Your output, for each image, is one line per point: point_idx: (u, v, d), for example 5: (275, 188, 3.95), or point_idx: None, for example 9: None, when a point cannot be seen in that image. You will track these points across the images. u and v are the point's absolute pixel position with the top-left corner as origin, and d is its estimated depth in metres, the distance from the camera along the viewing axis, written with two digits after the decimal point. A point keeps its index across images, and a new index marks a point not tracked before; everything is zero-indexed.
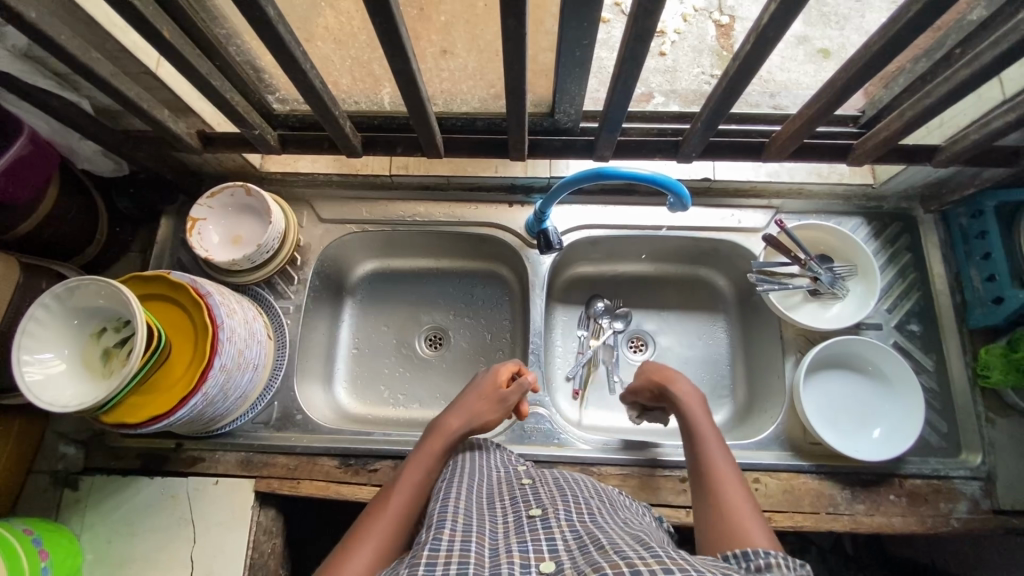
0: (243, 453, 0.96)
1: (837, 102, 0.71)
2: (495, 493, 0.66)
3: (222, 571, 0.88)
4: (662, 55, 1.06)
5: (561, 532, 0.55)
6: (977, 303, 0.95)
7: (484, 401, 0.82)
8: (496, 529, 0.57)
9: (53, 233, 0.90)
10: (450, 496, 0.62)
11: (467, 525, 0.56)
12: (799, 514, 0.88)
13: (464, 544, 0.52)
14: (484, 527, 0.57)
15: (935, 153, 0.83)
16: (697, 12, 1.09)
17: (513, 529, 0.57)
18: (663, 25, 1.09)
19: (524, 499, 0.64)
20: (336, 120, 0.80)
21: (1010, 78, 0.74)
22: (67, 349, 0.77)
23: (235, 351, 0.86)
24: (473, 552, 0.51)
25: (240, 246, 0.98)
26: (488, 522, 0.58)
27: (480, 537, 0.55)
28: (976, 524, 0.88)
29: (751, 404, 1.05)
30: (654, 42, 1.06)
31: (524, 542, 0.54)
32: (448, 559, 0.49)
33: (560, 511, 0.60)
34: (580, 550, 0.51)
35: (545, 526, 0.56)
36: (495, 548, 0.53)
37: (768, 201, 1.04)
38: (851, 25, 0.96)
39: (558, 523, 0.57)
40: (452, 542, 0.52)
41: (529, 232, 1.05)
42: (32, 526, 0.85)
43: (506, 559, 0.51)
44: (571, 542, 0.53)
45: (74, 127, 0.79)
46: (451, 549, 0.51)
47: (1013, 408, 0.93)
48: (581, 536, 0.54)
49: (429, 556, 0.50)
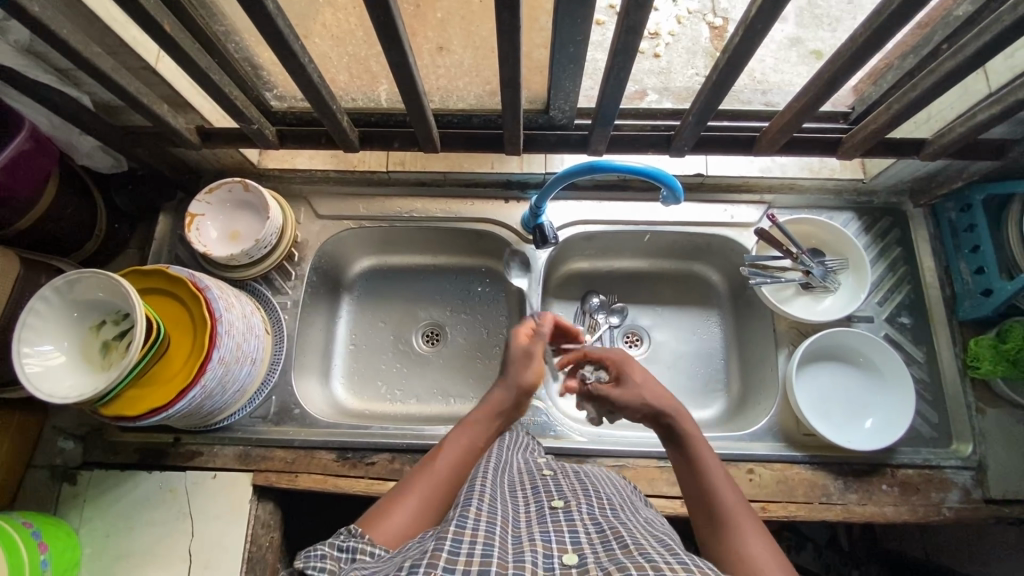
0: (241, 447, 0.96)
1: (826, 94, 0.72)
2: (517, 482, 0.67)
3: (221, 564, 0.89)
4: (657, 57, 1.08)
5: (584, 525, 0.56)
6: (966, 295, 0.97)
7: (523, 361, 0.79)
8: (519, 517, 0.58)
9: (53, 228, 0.90)
10: (475, 479, 0.63)
11: (492, 507, 0.57)
12: (793, 504, 0.89)
13: (489, 525, 0.53)
14: (507, 513, 0.58)
15: (923, 147, 0.85)
16: (691, 14, 1.11)
17: (535, 519, 0.58)
18: (658, 27, 1.10)
19: (547, 491, 0.64)
20: (333, 115, 0.81)
21: (995, 71, 0.76)
22: (67, 342, 0.77)
23: (234, 345, 0.87)
24: (497, 535, 0.52)
25: (238, 242, 0.99)
26: (512, 509, 0.59)
27: (503, 522, 0.55)
28: (968, 512, 0.89)
29: (745, 398, 1.06)
30: (648, 44, 1.08)
31: (546, 532, 0.55)
32: (474, 538, 0.50)
33: (583, 504, 0.60)
34: (603, 546, 0.51)
35: (568, 518, 0.57)
36: (518, 535, 0.54)
37: (760, 196, 1.06)
38: (843, 27, 0.99)
39: (581, 516, 0.57)
40: (478, 521, 0.53)
41: (525, 227, 1.06)
42: (30, 519, 0.85)
43: (529, 546, 0.52)
44: (594, 536, 0.53)
45: (75, 121, 0.80)
46: (477, 527, 0.52)
47: (1002, 399, 0.94)
48: (603, 531, 0.54)
49: (456, 531, 0.50)
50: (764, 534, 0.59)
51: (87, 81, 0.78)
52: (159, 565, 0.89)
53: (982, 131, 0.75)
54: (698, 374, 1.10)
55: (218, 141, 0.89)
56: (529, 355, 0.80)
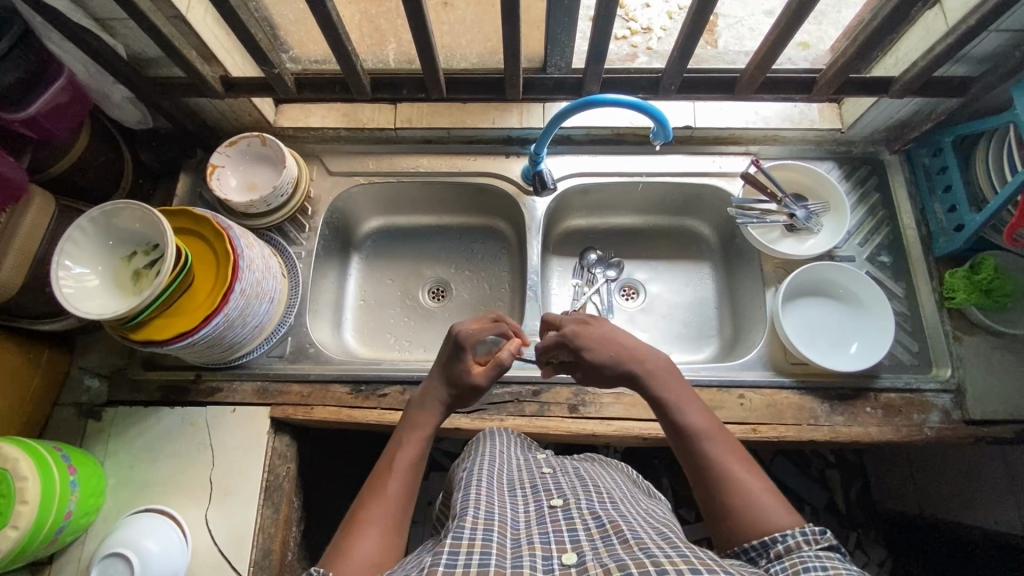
0: (258, 383, 1.01)
1: (799, 18, 0.80)
2: (515, 482, 0.72)
3: (239, 491, 0.93)
4: (650, 49, 1.12)
5: (584, 522, 0.60)
6: (941, 233, 1.03)
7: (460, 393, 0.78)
8: (518, 519, 0.62)
9: (84, 175, 0.97)
10: (472, 485, 0.67)
11: (490, 513, 0.61)
12: (783, 425, 0.95)
13: (486, 533, 0.56)
14: (505, 516, 0.62)
15: (890, 86, 0.93)
16: (682, 8, 1.13)
17: (534, 520, 0.62)
18: (649, 21, 1.13)
19: (546, 489, 0.69)
20: (349, 58, 0.88)
21: (951, 8, 0.83)
22: (101, 266, 0.84)
23: (254, 279, 0.93)
24: (495, 542, 0.55)
25: (256, 192, 1.05)
26: (510, 511, 0.63)
27: (502, 526, 0.59)
28: (948, 432, 0.94)
29: (737, 338, 1.12)
30: (641, 38, 1.12)
31: (545, 533, 0.59)
32: (470, 547, 0.54)
33: (582, 500, 0.64)
34: (603, 541, 0.55)
35: (567, 517, 0.61)
36: (517, 538, 0.58)
37: (746, 147, 1.13)
38: (828, 20, 1.00)
39: (580, 513, 0.62)
40: (475, 530, 0.57)
41: (524, 178, 1.13)
42: (61, 445, 0.89)
43: (528, 549, 0.55)
44: (594, 532, 0.57)
45: (110, 66, 0.88)
46: (473, 537, 0.55)
47: (979, 327, 1.00)
48: (603, 526, 0.58)
49: (453, 543, 0.54)
50: (766, 486, 0.65)
51: (122, 29, 0.85)
52: (183, 491, 0.94)
53: (941, 62, 0.84)
54: (692, 322, 1.16)
55: (241, 91, 0.96)
56: (465, 385, 0.78)
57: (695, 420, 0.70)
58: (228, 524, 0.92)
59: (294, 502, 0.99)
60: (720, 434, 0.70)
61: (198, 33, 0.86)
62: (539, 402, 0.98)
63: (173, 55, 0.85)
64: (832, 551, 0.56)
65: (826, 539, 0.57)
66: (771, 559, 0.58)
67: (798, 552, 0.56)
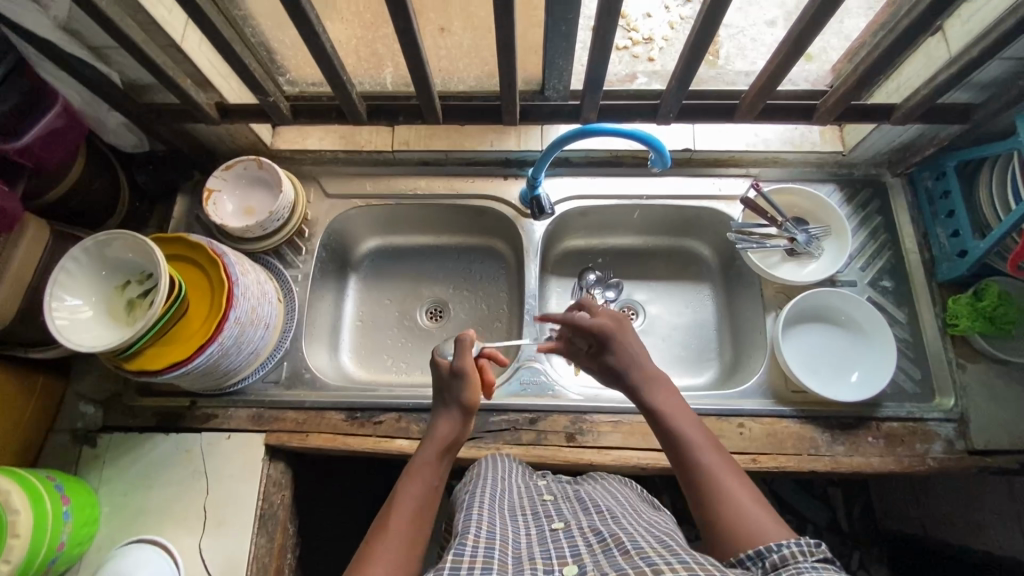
0: (254, 409, 1.00)
1: (800, 46, 0.79)
2: (518, 506, 0.70)
3: (234, 518, 0.92)
4: (651, 61, 1.11)
5: (585, 538, 0.59)
6: (943, 258, 1.01)
7: (450, 393, 0.81)
8: (519, 540, 0.61)
9: (79, 202, 0.97)
10: (474, 505, 0.66)
11: (490, 532, 0.60)
12: (782, 455, 0.93)
13: (487, 550, 0.56)
14: (506, 536, 0.61)
15: (891, 113, 0.93)
16: (683, 20, 1.12)
17: (536, 540, 0.61)
18: (651, 33, 1.12)
19: (548, 514, 0.68)
20: (344, 86, 0.88)
21: (953, 36, 0.82)
22: (94, 296, 0.84)
23: (249, 307, 0.92)
24: (496, 558, 0.55)
25: (252, 216, 1.04)
26: (512, 532, 0.62)
27: (503, 545, 0.58)
28: (952, 462, 0.93)
29: (737, 362, 1.10)
30: (642, 51, 1.11)
31: (546, 551, 0.58)
32: (472, 564, 0.53)
33: (584, 520, 0.63)
34: (604, 555, 0.54)
35: (568, 536, 0.60)
36: (518, 556, 0.57)
37: (745, 170, 1.12)
38: (830, 31, 0.95)
39: (581, 531, 0.61)
40: (477, 548, 0.56)
41: (523, 202, 1.12)
42: (54, 475, 0.89)
43: (530, 564, 0.55)
44: (595, 546, 0.56)
45: (106, 94, 0.88)
46: (474, 554, 0.55)
47: (982, 355, 0.98)
48: (604, 539, 0.57)
49: (454, 560, 0.53)
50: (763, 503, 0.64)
51: (117, 58, 0.85)
52: (177, 520, 0.93)
53: (942, 90, 0.83)
54: (693, 344, 1.15)
55: (237, 117, 0.96)
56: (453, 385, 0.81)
57: (692, 432, 0.71)
58: (221, 553, 0.91)
59: (289, 529, 0.98)
60: (716, 448, 0.70)
61: (193, 61, 0.86)
62: (536, 430, 0.97)
63: (168, 85, 0.84)
64: (828, 564, 0.53)
65: (821, 552, 0.53)
66: (766, 568, 0.55)
67: (795, 563, 0.53)
